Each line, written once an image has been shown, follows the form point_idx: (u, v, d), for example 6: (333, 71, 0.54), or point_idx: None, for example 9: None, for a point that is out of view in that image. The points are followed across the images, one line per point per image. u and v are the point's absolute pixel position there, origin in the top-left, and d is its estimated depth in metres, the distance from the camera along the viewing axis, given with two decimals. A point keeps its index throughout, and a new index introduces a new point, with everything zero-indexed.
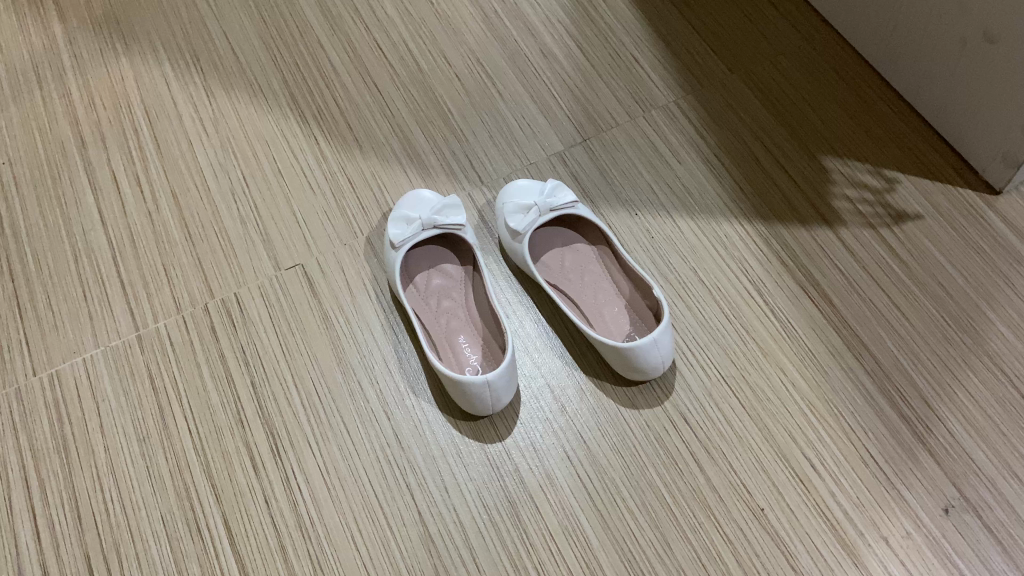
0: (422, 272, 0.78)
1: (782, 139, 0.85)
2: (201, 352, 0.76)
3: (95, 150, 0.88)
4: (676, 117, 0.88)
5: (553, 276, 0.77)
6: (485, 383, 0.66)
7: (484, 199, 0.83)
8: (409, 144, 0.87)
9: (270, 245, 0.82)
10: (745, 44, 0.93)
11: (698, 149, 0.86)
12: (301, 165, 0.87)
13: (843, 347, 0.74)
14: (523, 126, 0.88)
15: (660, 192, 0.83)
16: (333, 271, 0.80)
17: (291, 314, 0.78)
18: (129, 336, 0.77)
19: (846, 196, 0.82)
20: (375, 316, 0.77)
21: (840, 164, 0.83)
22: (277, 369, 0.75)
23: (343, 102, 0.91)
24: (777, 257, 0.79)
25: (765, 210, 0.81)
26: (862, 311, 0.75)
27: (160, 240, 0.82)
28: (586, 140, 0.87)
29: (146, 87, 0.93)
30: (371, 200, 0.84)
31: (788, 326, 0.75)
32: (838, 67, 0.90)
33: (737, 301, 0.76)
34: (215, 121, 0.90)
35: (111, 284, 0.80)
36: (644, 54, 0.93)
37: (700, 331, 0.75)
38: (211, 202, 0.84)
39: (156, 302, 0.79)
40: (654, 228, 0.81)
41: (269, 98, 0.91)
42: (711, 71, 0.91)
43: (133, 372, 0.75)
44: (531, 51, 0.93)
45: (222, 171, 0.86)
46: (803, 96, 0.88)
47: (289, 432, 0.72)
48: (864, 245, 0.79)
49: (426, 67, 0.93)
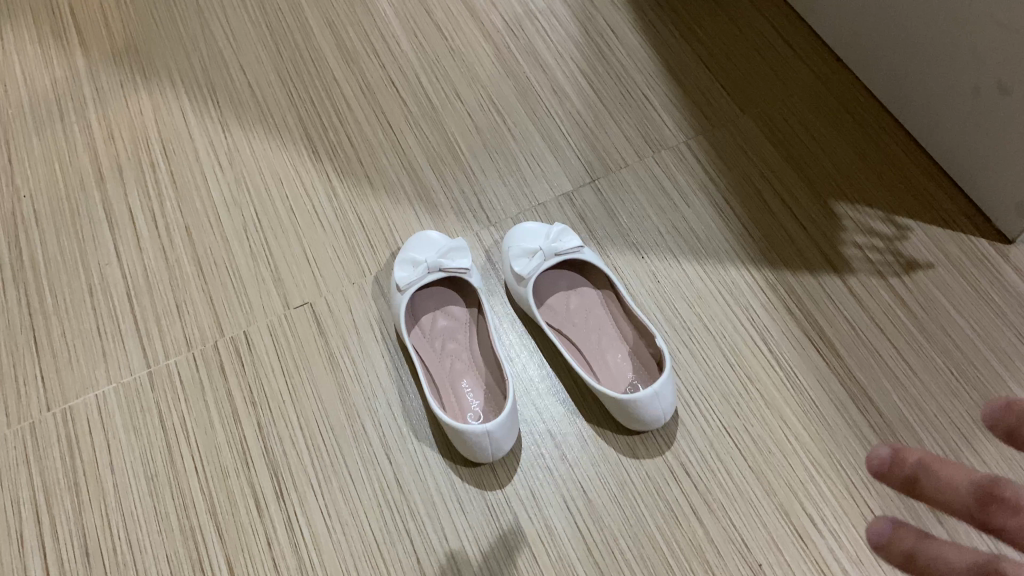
0: (428, 314, 0.79)
1: (792, 183, 0.85)
2: (210, 391, 0.78)
3: (113, 184, 0.90)
4: (685, 158, 0.87)
5: (557, 321, 0.77)
6: (484, 434, 0.67)
7: (491, 239, 0.84)
8: (419, 182, 0.88)
9: (280, 284, 0.83)
10: (758, 83, 0.92)
11: (707, 191, 0.85)
12: (313, 203, 0.88)
13: (848, 399, 0.73)
14: (532, 165, 0.88)
15: (667, 234, 0.83)
16: (339, 311, 0.81)
17: (298, 354, 0.79)
18: (141, 373, 0.79)
19: (856, 242, 0.81)
20: (380, 357, 0.78)
21: (850, 210, 0.82)
22: (283, 410, 0.76)
23: (355, 139, 0.92)
24: (784, 305, 0.78)
25: (773, 255, 0.81)
26: (868, 362, 0.75)
27: (173, 276, 0.84)
28: (595, 180, 0.87)
29: (165, 120, 0.95)
30: (380, 239, 0.85)
31: (792, 377, 0.74)
32: (852, 108, 0.89)
33: (742, 349, 0.76)
34: (230, 155, 0.91)
35: (125, 320, 0.82)
36: (656, 92, 0.92)
37: (704, 379, 0.75)
38: (224, 239, 0.86)
39: (168, 339, 0.81)
40: (660, 271, 0.80)
41: (283, 134, 0.92)
42: (723, 109, 0.90)
43: (144, 409, 0.77)
44: (542, 88, 0.94)
45: (235, 207, 0.88)
46: (815, 138, 0.88)
47: (293, 473, 0.73)
48: (871, 294, 0.78)
49: (439, 103, 0.94)
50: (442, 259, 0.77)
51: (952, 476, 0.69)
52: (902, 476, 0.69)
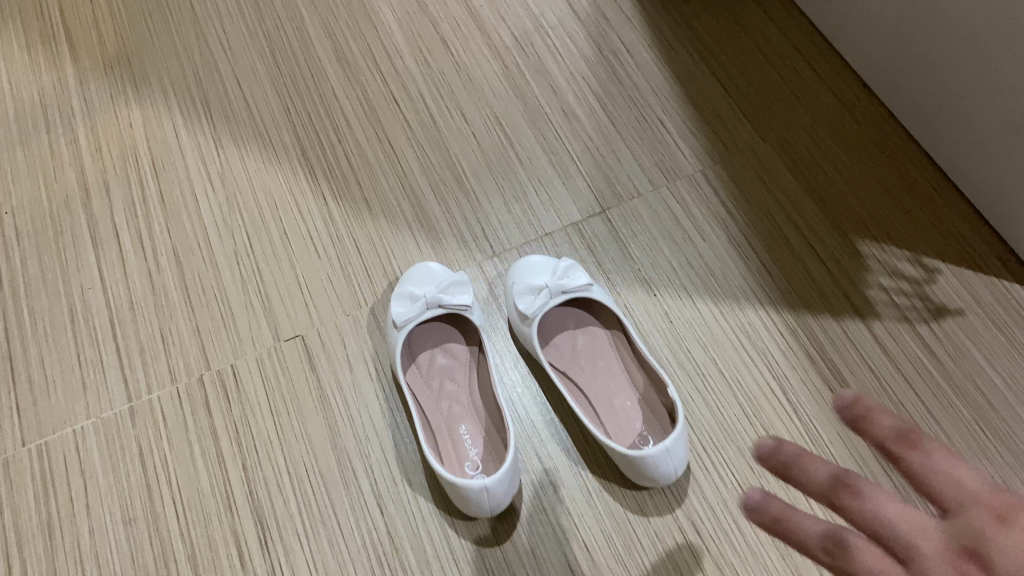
0: (426, 352, 0.74)
1: (814, 218, 0.80)
2: (195, 428, 0.74)
3: (99, 202, 0.86)
4: (701, 188, 0.83)
5: (562, 363, 0.73)
6: (483, 490, 0.62)
7: (495, 271, 0.80)
8: (420, 208, 0.84)
9: (271, 314, 0.79)
10: (780, 109, 0.87)
11: (724, 224, 0.81)
12: (308, 227, 0.83)
13: (870, 457, 0.69)
14: (539, 192, 0.84)
15: (681, 271, 0.78)
16: (333, 345, 0.77)
17: (288, 391, 0.75)
18: (122, 407, 0.75)
19: (882, 285, 0.76)
20: (374, 398, 0.74)
21: (875, 250, 0.78)
22: (270, 453, 0.72)
23: (354, 159, 0.87)
24: (804, 351, 0.74)
25: (793, 296, 0.76)
26: (892, 416, 0.70)
27: (159, 303, 0.80)
28: (606, 209, 0.82)
29: (156, 135, 0.90)
30: (378, 268, 0.81)
31: (811, 430, 0.70)
32: (879, 140, 0.84)
33: (758, 398, 0.72)
34: (223, 174, 0.87)
35: (107, 349, 0.78)
36: (671, 117, 0.88)
37: (718, 431, 0.70)
38: (213, 264, 0.82)
39: (152, 371, 0.76)
40: (674, 311, 0.76)
41: (279, 152, 0.88)
42: (742, 137, 0.86)
43: (124, 446, 0.73)
44: (552, 109, 0.89)
45: (226, 230, 0.84)
46: (839, 171, 0.83)
47: (280, 523, 0.69)
48: (896, 341, 0.74)
49: (443, 123, 0.89)
50: (442, 294, 0.72)
51: (813, 466, 0.46)
52: (835, 492, 0.46)
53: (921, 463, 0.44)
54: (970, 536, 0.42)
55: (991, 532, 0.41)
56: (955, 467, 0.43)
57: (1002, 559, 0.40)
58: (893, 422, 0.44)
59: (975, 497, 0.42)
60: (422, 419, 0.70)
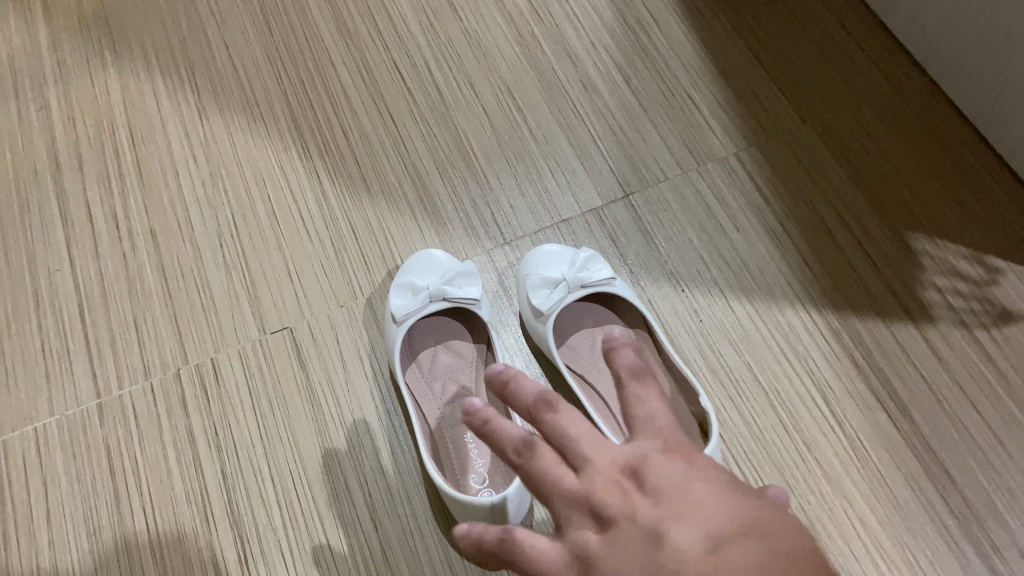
0: (428, 350, 0.67)
1: (859, 209, 0.73)
2: (169, 429, 0.66)
3: (71, 175, 0.78)
4: (735, 173, 0.75)
5: (579, 367, 0.65)
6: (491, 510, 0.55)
7: (506, 260, 0.72)
8: (423, 188, 0.76)
9: (257, 303, 0.71)
10: (822, 87, 0.79)
11: (760, 214, 0.73)
12: (300, 207, 0.75)
13: (923, 476, 0.61)
14: (555, 174, 0.76)
15: (712, 265, 0.71)
16: (325, 340, 0.69)
17: (274, 390, 0.68)
18: (89, 403, 0.67)
19: (935, 284, 0.69)
20: (370, 399, 0.67)
21: (928, 245, 0.70)
22: (252, 458, 0.65)
23: (352, 134, 0.79)
24: (849, 356, 0.66)
25: (836, 295, 0.69)
26: (947, 431, 0.63)
27: (133, 288, 0.72)
28: (629, 194, 0.74)
29: (134, 103, 0.82)
30: (376, 254, 0.73)
31: (857, 445, 0.63)
32: (931, 123, 0.76)
33: (798, 408, 0.64)
34: (206, 147, 0.79)
35: (74, 338, 0.70)
36: (702, 93, 0.80)
37: (753, 444, 0.63)
38: (194, 246, 0.74)
39: (123, 364, 0.69)
40: (704, 310, 0.69)
41: (269, 125, 0.80)
42: (780, 117, 0.78)
43: (91, 448, 0.66)
44: (571, 82, 0.81)
45: (209, 209, 0.76)
46: (886, 156, 0.75)
47: (261, 538, 0.62)
48: (952, 346, 0.66)
49: (450, 95, 0.81)
50: (446, 286, 0.65)
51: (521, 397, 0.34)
52: (538, 409, 0.34)
53: (634, 403, 0.34)
54: (634, 463, 0.32)
55: (671, 494, 0.30)
56: (644, 403, 0.34)
57: (690, 509, 0.29)
58: (635, 358, 0.36)
59: (657, 426, 0.33)
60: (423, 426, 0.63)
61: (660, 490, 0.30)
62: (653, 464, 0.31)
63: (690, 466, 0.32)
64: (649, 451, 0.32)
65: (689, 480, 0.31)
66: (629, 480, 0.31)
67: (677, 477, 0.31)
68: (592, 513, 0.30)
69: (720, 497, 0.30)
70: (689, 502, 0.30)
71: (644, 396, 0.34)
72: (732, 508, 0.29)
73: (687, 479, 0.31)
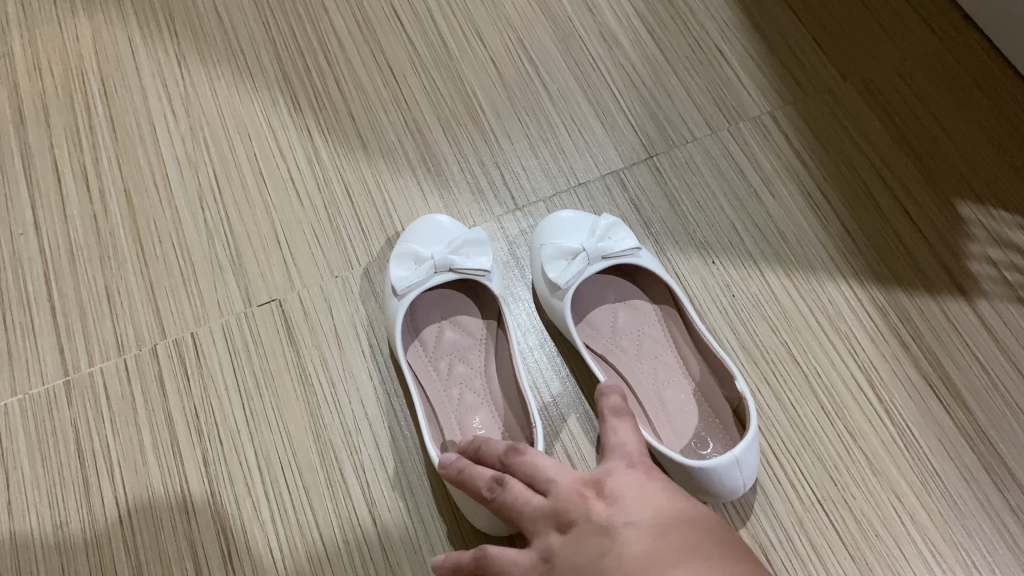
0: (432, 327, 0.60)
1: (906, 173, 0.66)
2: (145, 411, 0.60)
3: (35, 129, 0.71)
4: (769, 134, 0.68)
5: (599, 346, 0.59)
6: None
7: (517, 228, 0.65)
8: (426, 148, 0.69)
9: (242, 273, 0.64)
10: (863, 40, 0.72)
11: (796, 179, 0.66)
12: (290, 167, 0.68)
13: (979, 470, 0.56)
14: (572, 133, 0.69)
15: (745, 234, 0.64)
16: (318, 314, 0.63)
17: (262, 368, 0.61)
18: (56, 382, 0.61)
19: (990, 257, 0.63)
20: (367, 379, 0.61)
21: (983, 214, 0.64)
22: (237, 445, 0.59)
23: (347, 87, 0.72)
24: (895, 336, 0.60)
25: (881, 268, 0.63)
26: (1005, 419, 0.57)
27: (105, 254, 0.65)
28: (652, 156, 0.68)
29: (107, 50, 0.74)
30: (374, 219, 0.66)
31: (906, 434, 0.57)
32: (984, 80, 0.70)
33: (840, 392, 0.58)
34: (187, 100, 0.72)
35: (39, 309, 0.63)
36: (732, 46, 0.72)
37: (791, 432, 0.57)
38: (173, 209, 0.67)
39: (94, 338, 0.62)
40: (736, 284, 0.62)
41: (256, 76, 0.72)
42: (818, 72, 0.71)
43: (57, 432, 0.59)
44: (588, 33, 0.74)
45: (190, 169, 0.69)
46: (935, 116, 0.68)
47: (247, 532, 0.56)
48: (1010, 327, 0.60)
49: (455, 46, 0.74)
50: (453, 255, 0.58)
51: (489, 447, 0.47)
52: (510, 454, 0.45)
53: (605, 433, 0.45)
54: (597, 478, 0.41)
55: (628, 493, 0.40)
56: (614, 432, 0.45)
57: (636, 504, 0.39)
58: (619, 400, 0.47)
59: (621, 449, 0.44)
60: (428, 412, 0.56)
61: (614, 494, 0.40)
62: (612, 476, 0.41)
63: (642, 473, 0.42)
64: (613, 468, 0.42)
65: (640, 484, 0.40)
66: (591, 490, 0.41)
67: (631, 481, 0.41)
68: (563, 515, 0.40)
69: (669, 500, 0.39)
70: (637, 497, 0.39)
71: (618, 429, 0.45)
72: (669, 499, 0.39)
73: (638, 482, 0.41)
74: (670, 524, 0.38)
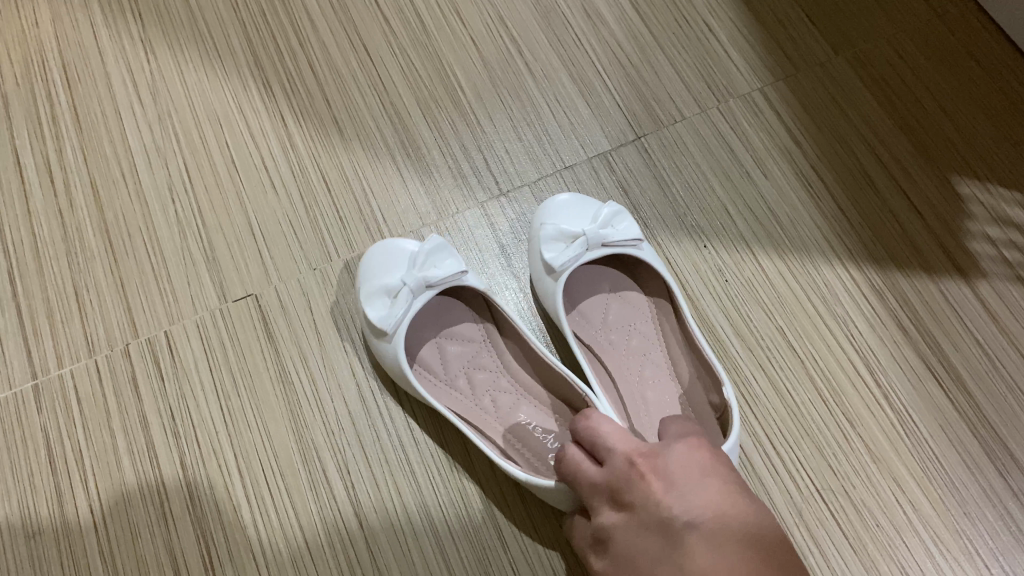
0: (429, 346, 0.58)
1: (901, 150, 0.64)
2: (118, 414, 0.58)
3: None
4: (760, 112, 0.66)
5: (587, 336, 0.57)
6: (554, 487, 0.47)
7: (502, 215, 0.63)
8: (406, 132, 0.66)
9: (216, 266, 0.62)
10: (854, 12, 0.70)
11: (789, 157, 0.64)
12: (263, 154, 0.66)
13: (981, 455, 0.54)
14: (556, 115, 0.67)
15: (737, 216, 0.62)
16: (297, 308, 0.61)
17: (239, 367, 0.59)
18: (24, 386, 0.58)
19: (988, 236, 0.61)
20: (350, 375, 0.59)
21: (979, 190, 0.62)
22: (215, 447, 0.57)
23: (320, 69, 0.69)
24: (893, 319, 0.59)
25: (877, 248, 0.61)
26: (1005, 401, 0.56)
27: (71, 250, 0.62)
28: (640, 137, 0.65)
29: (67, 33, 0.71)
30: (353, 208, 0.64)
31: (905, 420, 0.56)
32: (978, 52, 0.68)
33: (838, 378, 0.57)
34: (153, 86, 0.68)
35: (4, 309, 0.60)
36: (720, 20, 0.70)
37: (788, 422, 0.56)
38: (142, 201, 0.64)
39: (62, 338, 0.60)
40: (729, 268, 0.60)
41: (225, 60, 0.69)
42: (809, 47, 0.68)
43: (25, 438, 0.57)
44: (571, 10, 0.71)
45: (158, 159, 0.66)
46: (930, 90, 0.66)
47: (227, 536, 0.54)
48: (1010, 307, 0.59)
49: (433, 24, 0.71)
50: (423, 271, 0.55)
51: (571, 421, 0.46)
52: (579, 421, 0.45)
53: None
54: (655, 457, 0.41)
55: (677, 477, 0.39)
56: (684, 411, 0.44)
57: (689, 490, 0.39)
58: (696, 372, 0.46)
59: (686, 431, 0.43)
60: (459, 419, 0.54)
61: (671, 477, 0.40)
62: (671, 458, 0.41)
63: (703, 455, 0.41)
64: (671, 447, 0.41)
65: (697, 468, 0.40)
66: (647, 469, 0.40)
67: (687, 464, 0.40)
68: (619, 494, 0.41)
69: (723, 489, 0.39)
70: (691, 484, 0.39)
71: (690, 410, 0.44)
72: (725, 487, 0.39)
73: (695, 465, 0.40)
74: (725, 519, 0.37)
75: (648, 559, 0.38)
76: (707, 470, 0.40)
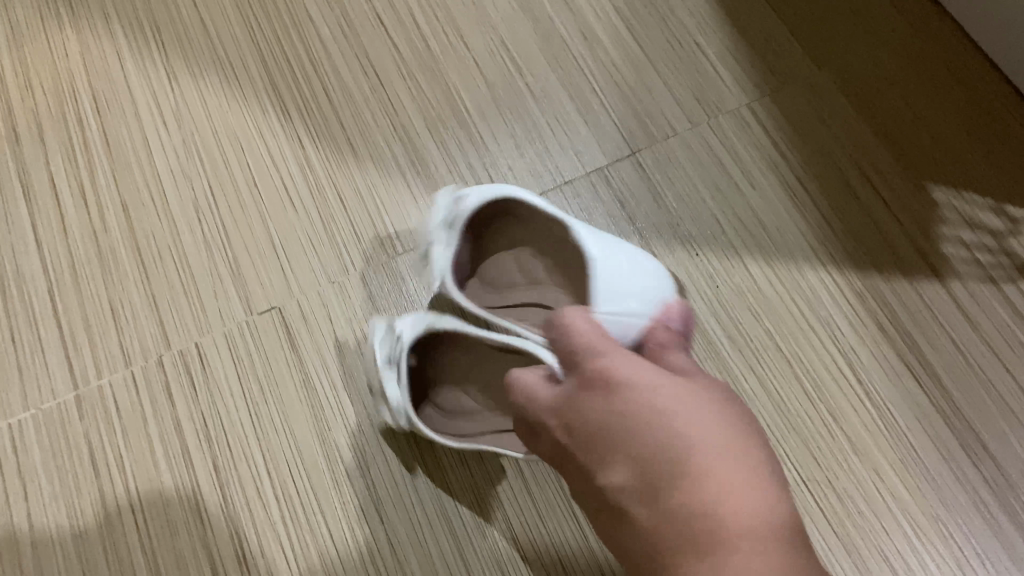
0: (450, 391, 0.60)
1: (880, 160, 0.68)
2: (153, 421, 0.62)
3: (30, 146, 0.72)
4: (747, 126, 0.70)
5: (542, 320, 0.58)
6: None
7: None
8: (415, 151, 0.71)
9: (241, 281, 0.66)
10: (836, 28, 0.74)
11: (775, 169, 0.68)
12: (282, 175, 0.70)
13: (956, 446, 0.59)
14: (556, 133, 0.71)
15: (727, 225, 0.66)
16: (317, 319, 0.65)
17: (265, 375, 0.63)
18: (66, 396, 0.63)
19: (961, 240, 0.65)
20: (367, 381, 0.63)
21: (952, 197, 0.66)
22: (245, 449, 0.61)
23: (334, 93, 0.73)
24: (874, 320, 0.63)
25: (859, 254, 0.65)
26: (979, 394, 0.60)
27: (106, 268, 0.67)
28: (635, 152, 0.70)
29: (95, 63, 0.75)
30: (367, 224, 0.68)
31: (885, 414, 0.60)
32: (953, 64, 0.71)
33: (822, 376, 0.61)
34: (177, 112, 0.73)
35: (45, 325, 0.65)
36: (709, 39, 0.74)
37: (776, 418, 0.60)
38: (170, 221, 0.69)
39: (100, 351, 0.64)
40: (719, 274, 0.65)
41: (244, 86, 0.74)
42: (794, 63, 0.72)
43: (70, 444, 0.61)
44: (569, 31, 0.75)
45: (184, 182, 0.70)
46: (908, 102, 0.70)
47: (258, 532, 0.59)
48: (983, 306, 0.63)
49: (438, 48, 0.75)
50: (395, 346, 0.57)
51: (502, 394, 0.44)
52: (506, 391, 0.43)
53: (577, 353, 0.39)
54: (580, 428, 0.36)
55: (673, 407, 0.34)
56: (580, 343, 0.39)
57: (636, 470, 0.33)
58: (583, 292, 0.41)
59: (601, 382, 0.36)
60: (493, 439, 0.57)
61: (612, 452, 0.34)
62: (597, 424, 0.35)
63: (626, 410, 0.35)
64: (597, 412, 0.36)
65: (631, 434, 0.34)
66: (577, 446, 0.36)
67: (621, 434, 0.34)
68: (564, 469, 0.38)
69: (671, 454, 0.33)
70: (635, 458, 0.34)
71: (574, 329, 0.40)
72: (674, 445, 0.33)
73: (629, 432, 0.34)
74: (688, 495, 0.32)
75: (636, 554, 0.33)
76: (696, 410, 0.35)
